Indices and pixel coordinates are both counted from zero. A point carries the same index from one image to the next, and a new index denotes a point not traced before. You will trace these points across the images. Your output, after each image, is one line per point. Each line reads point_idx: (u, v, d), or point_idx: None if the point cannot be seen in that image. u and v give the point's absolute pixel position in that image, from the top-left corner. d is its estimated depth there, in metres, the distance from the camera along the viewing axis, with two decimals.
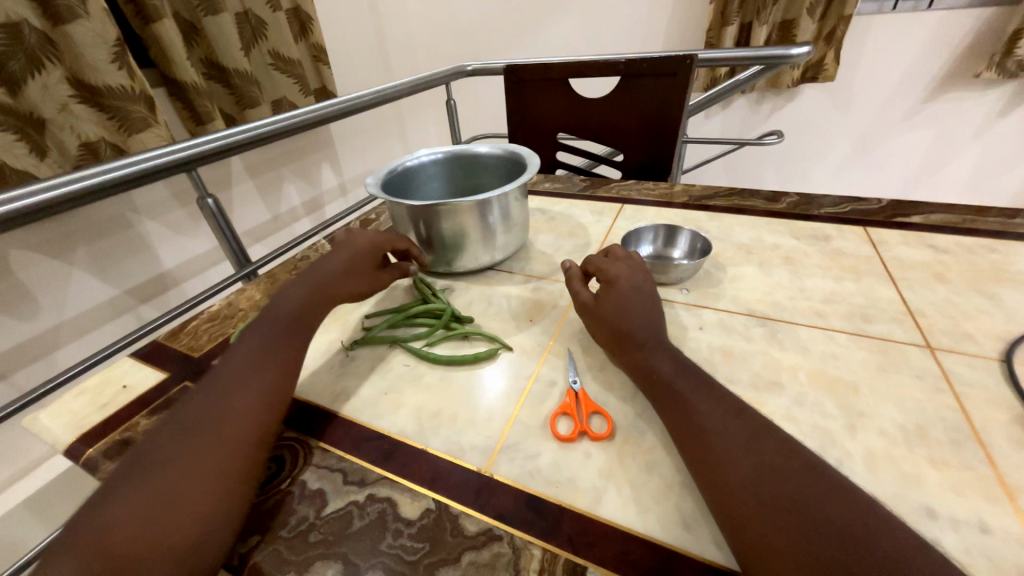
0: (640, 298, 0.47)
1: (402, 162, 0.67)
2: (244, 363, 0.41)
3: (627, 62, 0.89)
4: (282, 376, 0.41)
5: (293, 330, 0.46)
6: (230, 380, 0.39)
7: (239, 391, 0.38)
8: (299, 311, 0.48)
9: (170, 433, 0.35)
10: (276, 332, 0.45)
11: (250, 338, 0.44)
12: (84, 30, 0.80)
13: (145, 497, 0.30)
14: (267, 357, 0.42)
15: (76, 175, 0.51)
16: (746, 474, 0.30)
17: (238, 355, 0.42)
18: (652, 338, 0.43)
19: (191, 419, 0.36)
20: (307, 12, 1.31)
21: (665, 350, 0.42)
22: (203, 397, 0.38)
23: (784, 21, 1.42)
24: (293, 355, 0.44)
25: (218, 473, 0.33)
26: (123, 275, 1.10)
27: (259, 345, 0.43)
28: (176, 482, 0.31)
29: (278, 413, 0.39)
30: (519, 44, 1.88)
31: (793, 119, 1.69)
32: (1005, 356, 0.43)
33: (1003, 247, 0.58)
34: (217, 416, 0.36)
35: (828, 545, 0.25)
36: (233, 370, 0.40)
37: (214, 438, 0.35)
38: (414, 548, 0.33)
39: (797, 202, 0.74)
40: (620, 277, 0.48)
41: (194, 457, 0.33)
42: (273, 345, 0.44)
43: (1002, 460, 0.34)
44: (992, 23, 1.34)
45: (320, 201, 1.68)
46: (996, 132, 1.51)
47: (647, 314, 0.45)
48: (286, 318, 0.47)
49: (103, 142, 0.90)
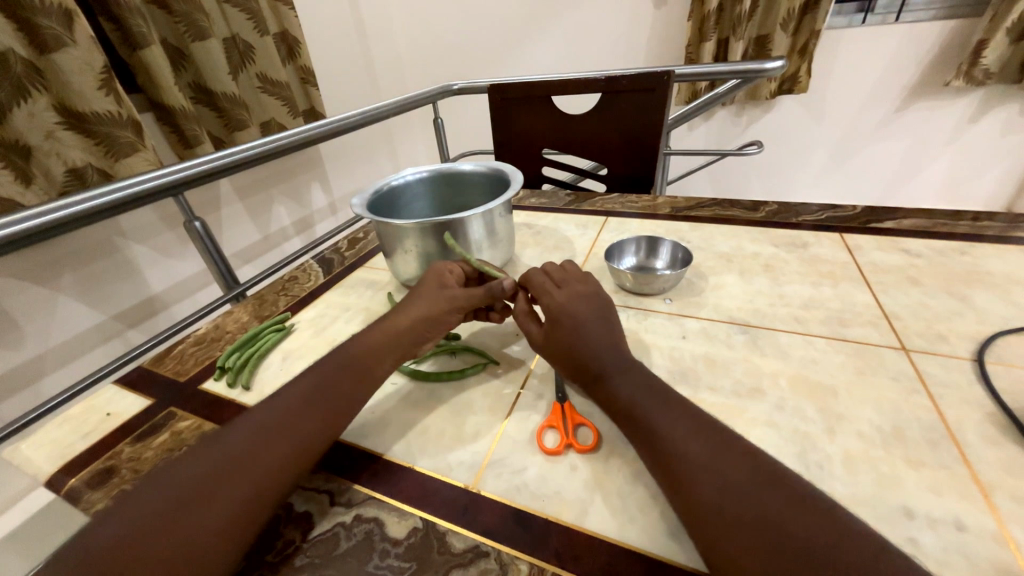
0: (596, 323, 0.44)
1: (387, 182, 0.68)
2: (294, 401, 0.40)
3: (607, 79, 0.92)
4: (323, 422, 0.40)
5: (356, 376, 0.44)
6: (274, 417, 0.39)
7: (275, 434, 0.37)
8: (367, 357, 0.45)
9: (203, 461, 0.35)
10: (332, 367, 0.44)
11: (310, 373, 0.43)
12: (71, 58, 0.81)
13: (153, 522, 0.31)
14: (319, 397, 0.41)
15: (66, 201, 0.51)
16: (721, 488, 0.30)
17: (293, 389, 0.42)
18: (613, 364, 0.41)
19: (228, 453, 0.35)
20: (294, 36, 1.34)
21: (628, 374, 0.40)
22: (244, 428, 0.38)
23: (759, 37, 1.47)
24: (345, 402, 0.42)
25: (227, 528, 0.32)
26: (110, 300, 1.09)
27: (313, 382, 0.42)
28: (189, 530, 0.31)
29: (303, 470, 0.37)
30: (503, 61, 1.92)
31: (771, 130, 1.74)
32: (977, 355, 0.44)
33: (974, 250, 0.60)
34: (245, 454, 0.35)
35: (795, 562, 0.25)
36: (278, 406, 0.40)
37: (232, 487, 0.33)
38: (401, 567, 0.33)
39: (777, 211, 0.76)
40: (564, 307, 0.44)
41: (214, 501, 0.32)
42: (328, 387, 0.42)
43: (975, 459, 0.35)
44: (956, 34, 1.39)
45: (310, 220, 1.68)
46: (966, 137, 1.55)
47: (608, 340, 0.43)
48: (348, 356, 0.45)
49: (90, 168, 0.90)
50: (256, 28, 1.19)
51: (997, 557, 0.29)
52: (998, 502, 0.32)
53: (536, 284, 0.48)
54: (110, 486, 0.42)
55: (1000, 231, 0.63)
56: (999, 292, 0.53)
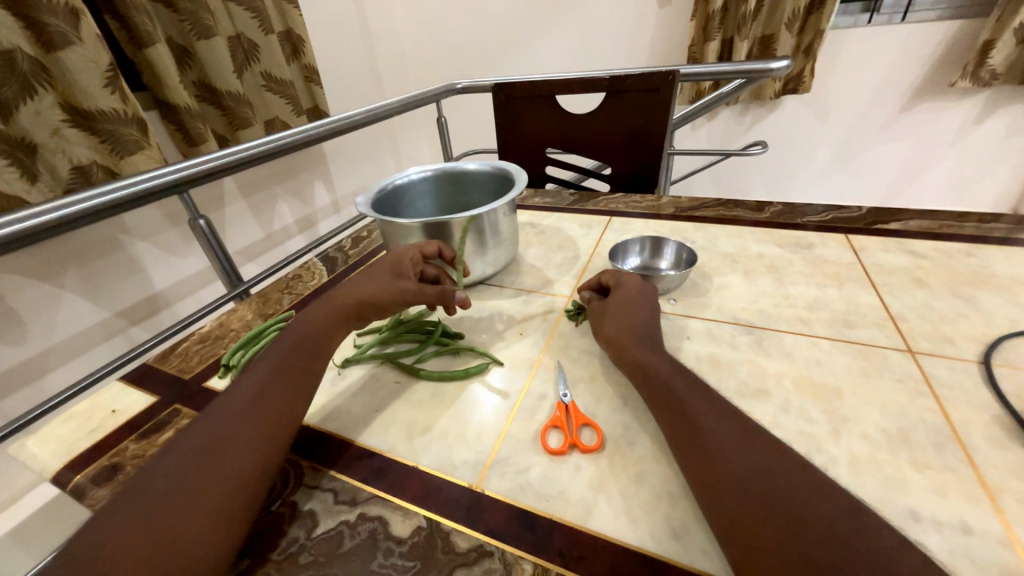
0: (646, 319, 0.49)
1: (392, 181, 0.68)
2: (255, 389, 0.41)
3: (611, 78, 0.92)
4: (290, 405, 0.41)
5: (308, 356, 0.45)
6: (239, 408, 0.39)
7: (246, 419, 0.38)
8: (318, 339, 0.47)
9: (178, 457, 0.35)
10: (288, 356, 0.44)
11: (263, 362, 0.44)
12: (78, 56, 0.81)
13: (141, 520, 0.30)
14: (282, 385, 0.42)
15: (71, 199, 0.52)
16: (736, 480, 0.31)
17: (249, 378, 0.42)
18: (655, 349, 0.45)
19: (200, 448, 0.35)
20: (298, 35, 1.34)
21: (659, 354, 0.44)
22: (210, 424, 0.37)
23: (764, 36, 1.47)
24: (307, 383, 0.43)
25: (221, 512, 0.32)
26: (114, 297, 1.09)
27: (269, 369, 0.43)
28: (184, 517, 0.31)
29: (281, 447, 0.38)
30: (506, 60, 1.92)
31: (776, 129, 1.74)
32: (983, 358, 0.44)
33: (980, 252, 0.60)
34: (220, 443, 0.36)
35: (813, 549, 0.26)
36: (238, 396, 0.40)
37: (216, 474, 0.34)
38: (405, 566, 0.33)
39: (782, 211, 0.76)
40: (627, 300, 0.50)
41: (200, 492, 0.32)
42: (286, 371, 0.43)
43: (982, 462, 0.35)
44: (962, 34, 1.38)
45: (313, 219, 1.68)
46: (973, 138, 1.54)
47: (651, 332, 0.47)
48: (301, 343, 0.46)
49: (95, 166, 0.91)
50: (261, 27, 1.19)
51: (1004, 561, 0.29)
52: (1004, 506, 0.32)
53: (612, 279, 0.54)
54: (114, 483, 0.42)
55: (1006, 233, 0.62)
56: (1005, 294, 0.52)
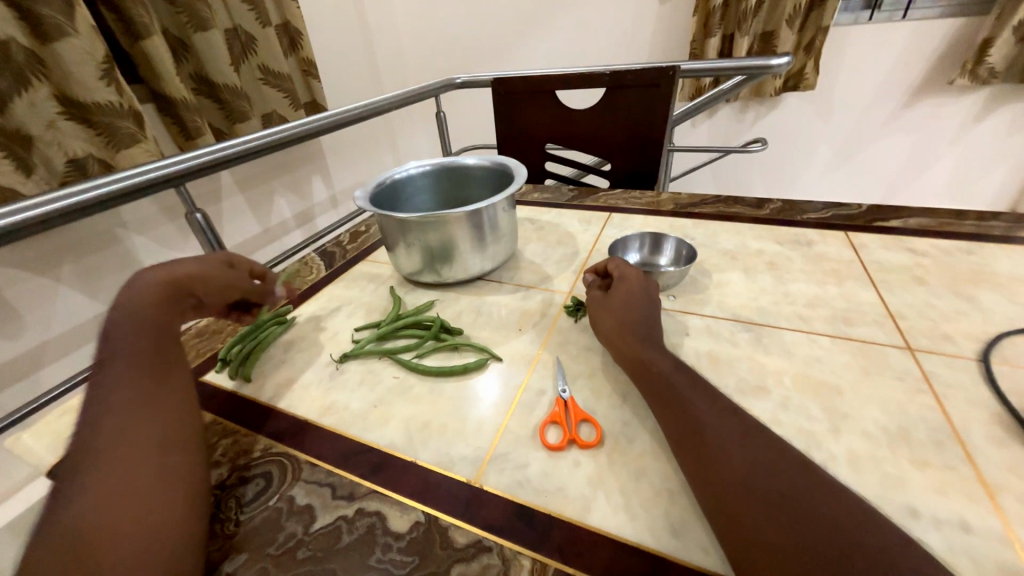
0: (647, 311, 0.49)
1: (390, 175, 0.68)
2: (138, 388, 0.37)
3: (612, 73, 0.91)
4: (177, 398, 0.39)
5: (158, 340, 0.42)
6: (131, 407, 0.36)
7: (148, 419, 0.36)
8: (158, 317, 0.43)
9: (101, 465, 0.32)
10: (143, 346, 0.41)
11: (126, 356, 0.39)
12: (72, 48, 0.80)
13: (98, 527, 0.28)
14: (161, 388, 0.39)
15: (65, 192, 0.51)
16: (738, 475, 0.31)
17: (122, 377, 0.38)
18: (655, 342, 0.45)
19: (123, 449, 0.33)
20: (296, 27, 1.32)
21: (661, 350, 0.44)
22: (110, 430, 0.34)
23: (764, 33, 1.47)
24: (178, 375, 0.42)
25: (181, 507, 0.32)
26: (109, 291, 1.08)
27: (138, 366, 0.39)
28: (150, 514, 0.30)
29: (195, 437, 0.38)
30: (505, 54, 1.91)
31: (775, 127, 1.74)
32: (982, 356, 0.44)
33: (979, 250, 0.60)
34: (140, 445, 0.34)
35: (814, 544, 0.26)
36: (122, 397, 0.36)
37: (156, 473, 0.33)
38: (403, 561, 0.33)
39: (781, 208, 0.76)
40: (629, 293, 0.50)
41: (151, 490, 0.31)
42: (155, 364, 0.40)
43: (981, 459, 0.35)
44: (963, 32, 1.38)
45: (310, 214, 1.68)
46: (972, 136, 1.54)
47: (650, 324, 0.48)
48: (144, 327, 0.42)
49: (91, 158, 0.90)
50: (258, 19, 1.18)
51: (1003, 559, 0.29)
52: (1003, 504, 0.32)
53: (619, 267, 0.53)
54: None
55: (1005, 231, 0.62)
56: (1004, 292, 0.52)
